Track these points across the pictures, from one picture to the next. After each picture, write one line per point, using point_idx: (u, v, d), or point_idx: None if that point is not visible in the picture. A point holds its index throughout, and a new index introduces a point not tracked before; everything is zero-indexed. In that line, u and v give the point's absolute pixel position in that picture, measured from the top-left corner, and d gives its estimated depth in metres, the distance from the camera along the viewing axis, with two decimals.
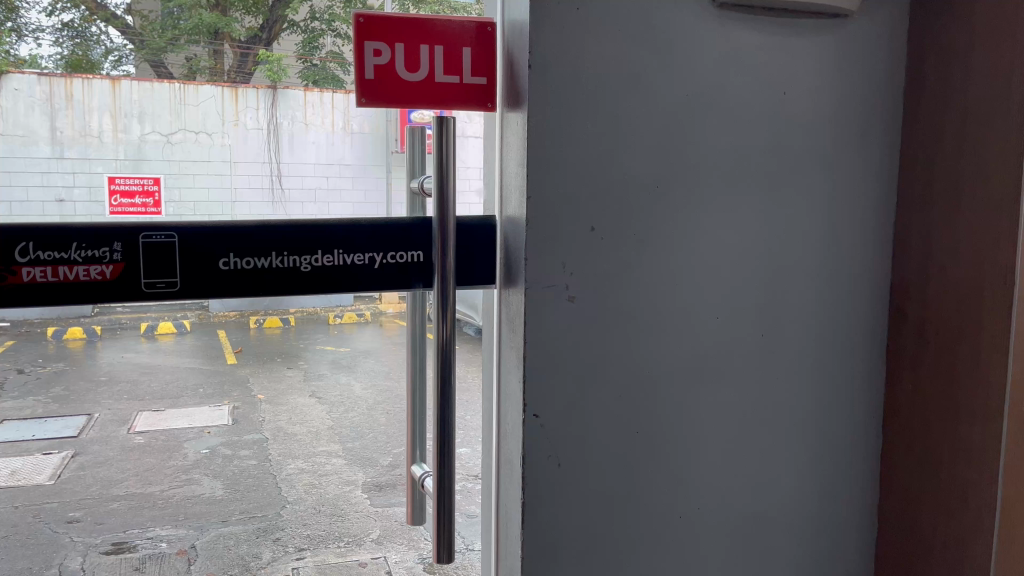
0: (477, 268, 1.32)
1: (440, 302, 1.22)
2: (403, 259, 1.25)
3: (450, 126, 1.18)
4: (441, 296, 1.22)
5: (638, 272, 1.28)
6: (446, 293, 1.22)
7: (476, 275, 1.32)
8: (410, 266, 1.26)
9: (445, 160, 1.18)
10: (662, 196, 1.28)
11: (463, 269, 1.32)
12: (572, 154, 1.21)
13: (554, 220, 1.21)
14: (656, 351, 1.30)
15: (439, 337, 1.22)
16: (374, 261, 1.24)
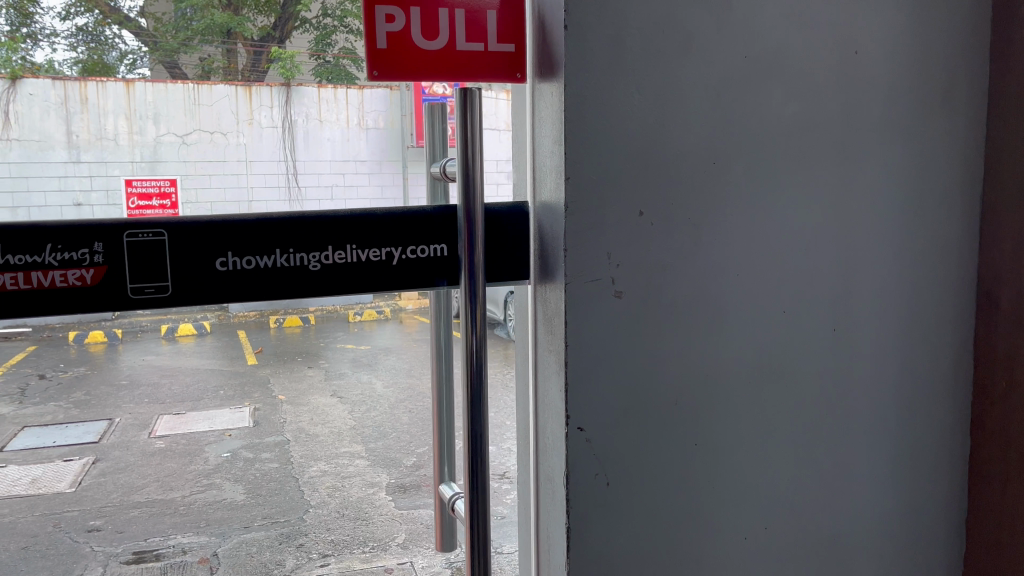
0: (509, 262, 1.17)
1: (469, 301, 1.07)
2: (424, 253, 1.10)
3: (474, 101, 1.03)
4: (469, 295, 1.07)
5: (693, 261, 1.12)
6: (475, 291, 1.07)
7: (507, 269, 1.17)
8: (434, 261, 1.11)
9: (469, 140, 1.03)
10: (718, 175, 1.12)
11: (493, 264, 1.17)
12: (616, 128, 1.05)
13: (598, 204, 1.05)
14: (713, 351, 1.15)
15: (468, 342, 1.07)
16: (392, 256, 1.09)
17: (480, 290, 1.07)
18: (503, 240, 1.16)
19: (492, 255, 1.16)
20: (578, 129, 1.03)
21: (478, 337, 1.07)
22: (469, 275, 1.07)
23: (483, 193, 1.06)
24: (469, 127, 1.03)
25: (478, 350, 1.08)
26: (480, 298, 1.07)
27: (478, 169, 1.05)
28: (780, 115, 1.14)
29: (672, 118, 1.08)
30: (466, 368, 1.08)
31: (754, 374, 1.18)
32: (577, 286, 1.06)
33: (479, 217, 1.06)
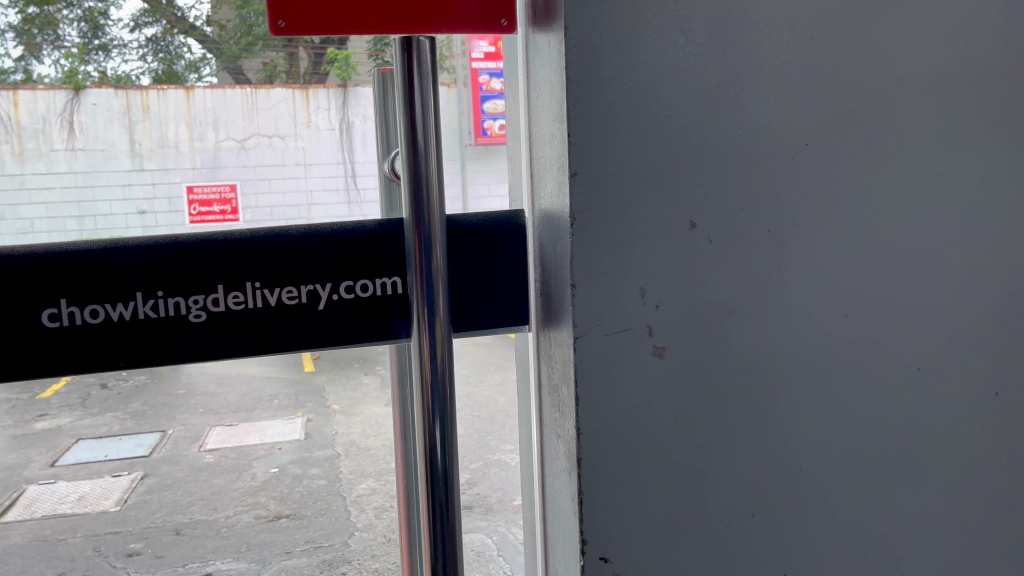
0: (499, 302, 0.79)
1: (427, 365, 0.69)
2: (367, 291, 0.75)
3: (420, 58, 0.66)
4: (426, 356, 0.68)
5: (776, 296, 0.73)
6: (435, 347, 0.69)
7: (500, 310, 0.79)
8: (382, 302, 0.76)
9: (415, 118, 0.66)
10: (813, 164, 0.73)
11: (479, 306, 0.79)
12: (648, 97, 0.68)
13: (623, 212, 0.68)
14: (808, 431, 0.76)
15: (426, 426, 0.69)
16: (319, 298, 0.75)
17: (444, 346, 0.69)
18: (493, 268, 0.78)
19: (478, 289, 0.78)
20: (589, 96, 0.66)
21: (443, 419, 0.69)
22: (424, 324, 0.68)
23: (443, 198, 0.69)
24: (415, 96, 0.66)
25: (445, 439, 0.70)
26: (443, 358, 0.69)
27: (434, 161, 0.68)
28: (906, 71, 0.74)
29: (739, 79, 0.70)
30: (424, 465, 0.70)
31: (871, 462, 0.78)
32: (593, 340, 0.68)
33: (439, 235, 0.69)
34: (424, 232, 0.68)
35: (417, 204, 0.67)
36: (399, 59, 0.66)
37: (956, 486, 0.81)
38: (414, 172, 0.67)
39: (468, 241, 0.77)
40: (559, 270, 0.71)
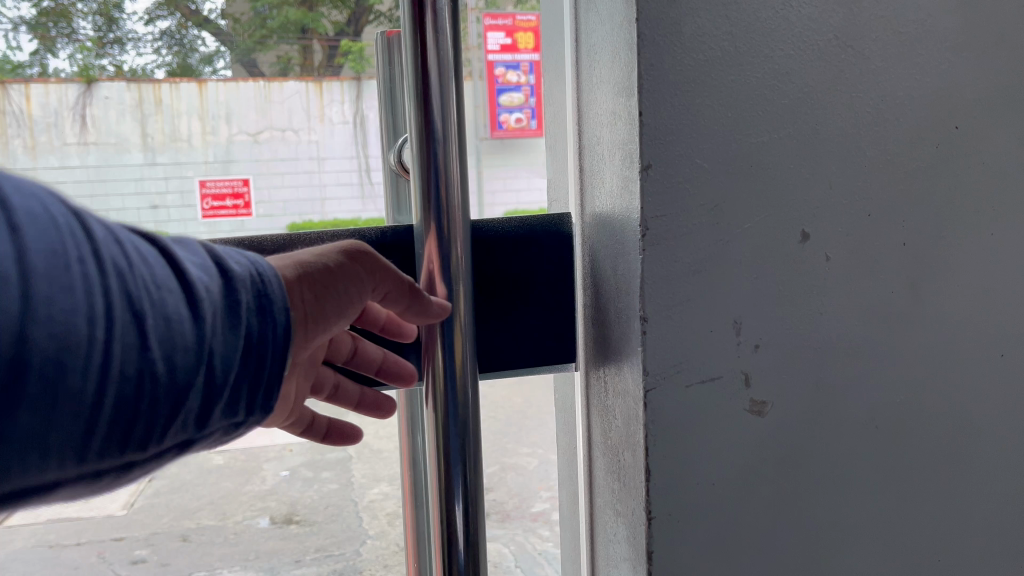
0: (538, 335, 0.61)
1: (443, 424, 0.48)
2: None
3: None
4: (444, 411, 0.48)
5: (916, 332, 0.54)
6: (456, 396, 0.48)
7: (541, 345, 0.61)
8: (386, 334, 0.58)
9: (430, 77, 0.45)
10: (966, 152, 0.53)
11: (512, 341, 0.61)
12: (747, 63, 0.49)
13: (712, 218, 0.50)
14: (952, 512, 0.56)
15: (443, 510, 0.48)
16: None
17: (467, 395, 0.48)
18: (532, 290, 0.60)
19: (511, 318, 0.60)
20: (668, 59, 0.48)
21: (467, 501, 0.48)
22: (437, 362, 0.48)
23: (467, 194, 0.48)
24: (430, 47, 0.45)
25: (470, 530, 0.49)
26: (468, 402, 0.48)
27: (457, 141, 0.47)
28: None
29: (871, 37, 0.51)
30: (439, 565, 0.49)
31: None
32: (669, 390, 0.50)
33: (464, 247, 0.48)
34: (443, 242, 0.47)
35: (432, 203, 0.46)
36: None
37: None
38: (428, 155, 0.46)
39: (497, 255, 0.59)
40: (621, 295, 0.52)
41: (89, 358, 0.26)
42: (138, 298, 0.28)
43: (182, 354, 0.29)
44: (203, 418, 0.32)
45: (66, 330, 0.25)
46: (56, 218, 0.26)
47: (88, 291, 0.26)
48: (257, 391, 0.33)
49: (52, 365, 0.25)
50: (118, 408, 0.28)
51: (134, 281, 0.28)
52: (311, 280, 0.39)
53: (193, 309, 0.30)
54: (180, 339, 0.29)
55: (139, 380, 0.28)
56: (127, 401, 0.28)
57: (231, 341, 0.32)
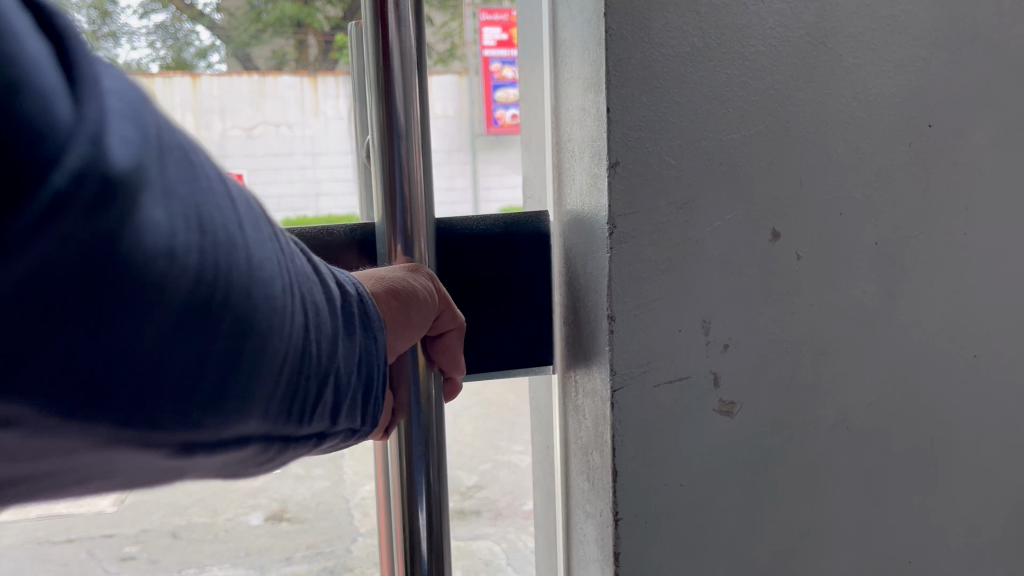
0: (511, 334, 0.60)
1: (407, 429, 0.47)
2: None
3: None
4: (406, 419, 0.46)
5: (889, 332, 0.53)
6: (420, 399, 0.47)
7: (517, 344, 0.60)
8: None
9: (392, 68, 0.44)
10: (941, 151, 0.53)
11: (485, 340, 0.60)
12: (717, 59, 0.48)
13: (681, 216, 0.49)
14: (926, 515, 0.56)
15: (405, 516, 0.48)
16: None
17: (430, 401, 0.47)
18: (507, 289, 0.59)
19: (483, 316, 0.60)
20: (641, 53, 0.47)
21: (430, 505, 0.48)
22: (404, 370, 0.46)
23: (430, 195, 0.47)
24: (393, 43, 0.44)
25: (433, 537, 0.48)
26: (430, 410, 0.47)
27: (419, 140, 0.46)
28: None
29: (846, 34, 0.50)
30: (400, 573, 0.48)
31: (1004, 552, 0.58)
32: (637, 390, 0.50)
33: (425, 248, 0.47)
34: (404, 243, 0.46)
35: (395, 202, 0.45)
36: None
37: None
38: (391, 150, 0.45)
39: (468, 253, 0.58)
40: (590, 293, 0.52)
41: (282, 326, 0.27)
42: (306, 280, 0.29)
43: (328, 344, 0.30)
44: (336, 415, 0.32)
45: (271, 294, 0.26)
46: (255, 206, 0.26)
47: (280, 265, 0.27)
48: (369, 395, 0.34)
49: (263, 325, 0.26)
50: (288, 386, 0.28)
51: (304, 268, 0.29)
52: (397, 289, 0.39)
53: (336, 302, 0.31)
54: (332, 327, 0.30)
55: (308, 360, 0.29)
56: (294, 378, 0.29)
57: (359, 341, 0.32)
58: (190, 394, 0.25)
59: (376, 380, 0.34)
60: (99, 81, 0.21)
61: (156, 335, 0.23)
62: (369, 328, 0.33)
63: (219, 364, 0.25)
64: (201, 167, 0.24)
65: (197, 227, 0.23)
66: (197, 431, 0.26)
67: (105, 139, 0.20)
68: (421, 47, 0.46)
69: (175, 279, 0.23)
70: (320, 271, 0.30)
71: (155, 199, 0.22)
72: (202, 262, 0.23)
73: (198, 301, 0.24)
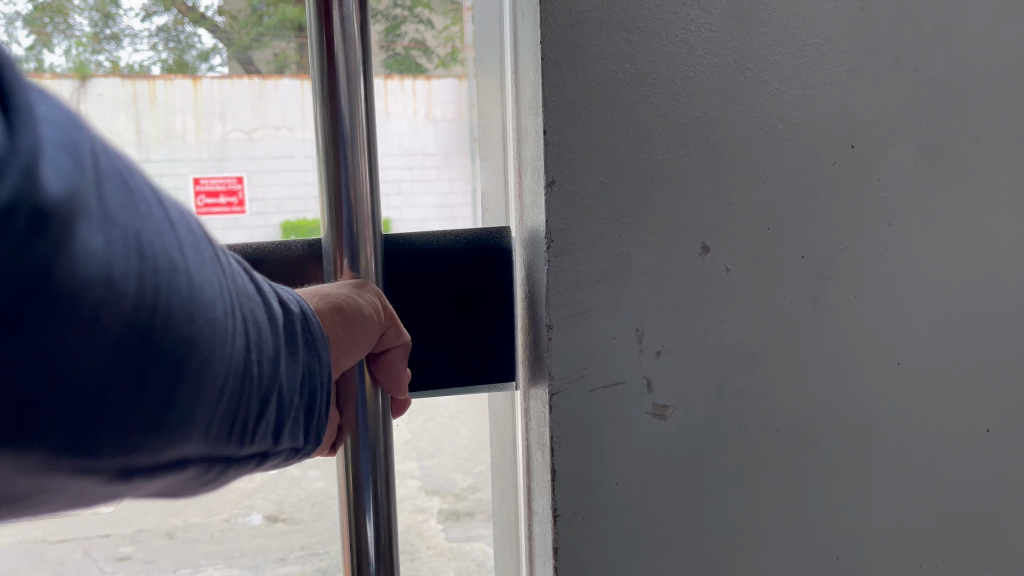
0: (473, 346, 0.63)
1: (355, 448, 0.50)
2: None
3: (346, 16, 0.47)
4: (354, 437, 0.49)
5: (815, 340, 0.57)
6: (368, 423, 0.50)
7: (476, 357, 0.63)
8: None
9: (338, 92, 0.47)
10: (864, 169, 0.56)
11: (449, 352, 0.63)
12: (648, 85, 0.52)
13: (615, 231, 0.52)
14: (852, 512, 0.59)
15: (354, 527, 0.51)
16: None
17: (377, 421, 0.50)
18: (466, 305, 0.62)
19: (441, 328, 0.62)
20: (574, 82, 0.50)
21: (378, 519, 0.51)
22: (352, 394, 0.49)
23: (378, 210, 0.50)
24: (338, 72, 0.47)
25: (381, 545, 0.51)
26: (377, 429, 0.50)
27: (364, 160, 0.49)
28: (983, 54, 0.57)
29: (770, 61, 0.54)
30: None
31: (929, 546, 0.61)
32: (575, 396, 0.53)
33: (371, 260, 0.50)
34: (350, 256, 0.49)
35: (341, 218, 0.48)
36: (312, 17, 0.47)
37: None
38: (336, 168, 0.48)
39: (426, 268, 0.61)
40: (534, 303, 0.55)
41: (223, 346, 0.29)
42: (250, 301, 0.31)
43: (272, 364, 0.32)
44: (279, 436, 0.35)
45: (211, 316, 0.29)
46: (197, 231, 0.29)
47: (223, 289, 0.30)
48: (314, 416, 0.36)
49: (200, 345, 0.28)
50: (230, 404, 0.31)
51: (248, 290, 0.31)
52: (340, 306, 0.41)
53: (282, 322, 0.33)
54: (274, 347, 0.32)
55: (251, 379, 0.31)
56: (237, 397, 0.31)
57: (305, 362, 0.35)
58: (130, 405, 0.28)
59: (321, 402, 0.36)
60: (40, 115, 0.24)
61: (97, 349, 0.26)
62: (316, 349, 0.35)
63: (160, 380, 0.28)
64: (142, 197, 0.27)
65: (135, 253, 0.26)
66: (142, 442, 0.29)
67: (40, 172, 0.23)
68: (367, 75, 0.49)
69: (110, 300, 0.26)
70: (267, 294, 0.33)
71: (93, 227, 0.25)
72: (139, 285, 0.26)
73: (136, 320, 0.26)
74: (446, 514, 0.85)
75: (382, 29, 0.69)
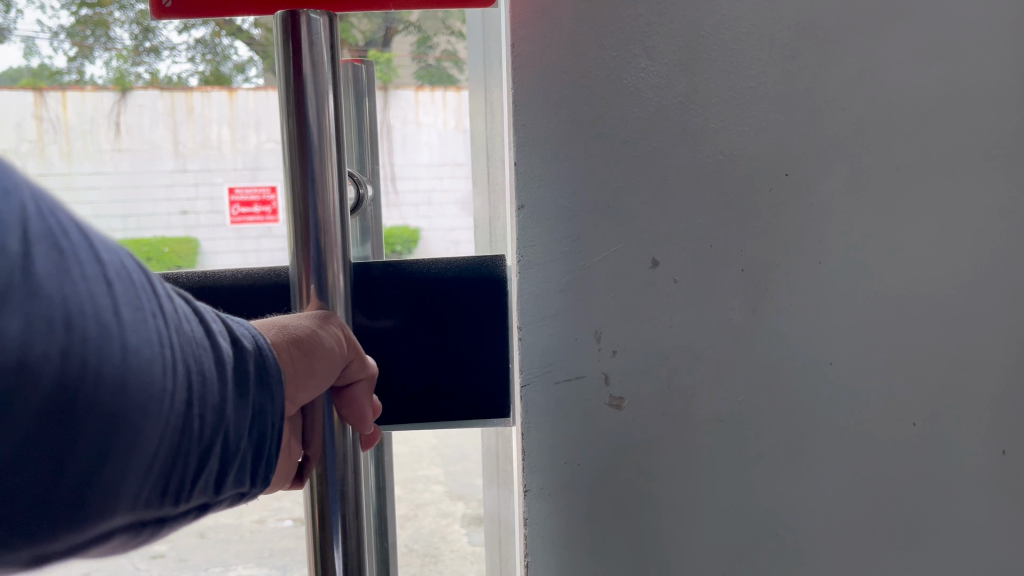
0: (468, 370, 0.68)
1: (322, 487, 0.49)
2: None
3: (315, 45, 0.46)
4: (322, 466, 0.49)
5: (754, 343, 0.65)
6: (336, 456, 0.49)
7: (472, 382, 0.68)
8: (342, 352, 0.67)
9: (308, 113, 0.46)
10: (799, 193, 0.65)
11: (447, 374, 0.68)
12: (604, 123, 0.61)
13: (574, 248, 0.61)
14: (790, 497, 0.67)
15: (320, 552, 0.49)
16: None
17: (345, 450, 0.50)
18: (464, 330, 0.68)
19: (436, 346, 0.68)
20: (540, 122, 0.60)
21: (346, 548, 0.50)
22: (317, 429, 0.48)
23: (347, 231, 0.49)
24: (307, 93, 0.46)
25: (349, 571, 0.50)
26: (339, 460, 0.49)
27: (332, 182, 0.48)
28: (905, 93, 0.65)
29: (710, 102, 0.62)
30: None
31: (863, 527, 0.69)
32: (541, 387, 0.62)
33: (340, 285, 0.48)
34: (317, 278, 0.47)
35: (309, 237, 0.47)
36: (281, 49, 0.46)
37: (978, 565, 0.71)
38: (304, 188, 0.47)
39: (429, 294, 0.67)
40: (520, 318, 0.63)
41: (160, 407, 0.28)
42: (194, 350, 0.30)
43: (214, 413, 0.31)
44: (218, 474, 0.33)
45: (146, 376, 0.27)
46: (134, 280, 0.27)
47: (162, 342, 0.28)
48: (259, 454, 0.35)
49: (134, 412, 0.27)
50: (166, 458, 0.30)
51: (191, 337, 0.30)
52: (300, 339, 0.41)
53: (229, 365, 0.32)
54: (219, 394, 0.31)
55: (190, 430, 0.30)
56: (176, 449, 0.30)
57: (251, 400, 0.34)
58: (55, 473, 0.26)
59: (272, 437, 0.35)
60: None
61: (14, 431, 0.24)
62: (265, 386, 0.35)
63: (91, 446, 0.26)
64: (76, 259, 0.25)
65: (62, 327, 0.24)
66: (72, 518, 0.27)
67: None
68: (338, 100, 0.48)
69: (33, 380, 0.23)
70: (214, 333, 0.31)
71: (12, 311, 0.22)
72: (65, 362, 0.24)
73: (60, 396, 0.24)
74: (469, 518, 1.02)
75: (414, 40, 0.84)
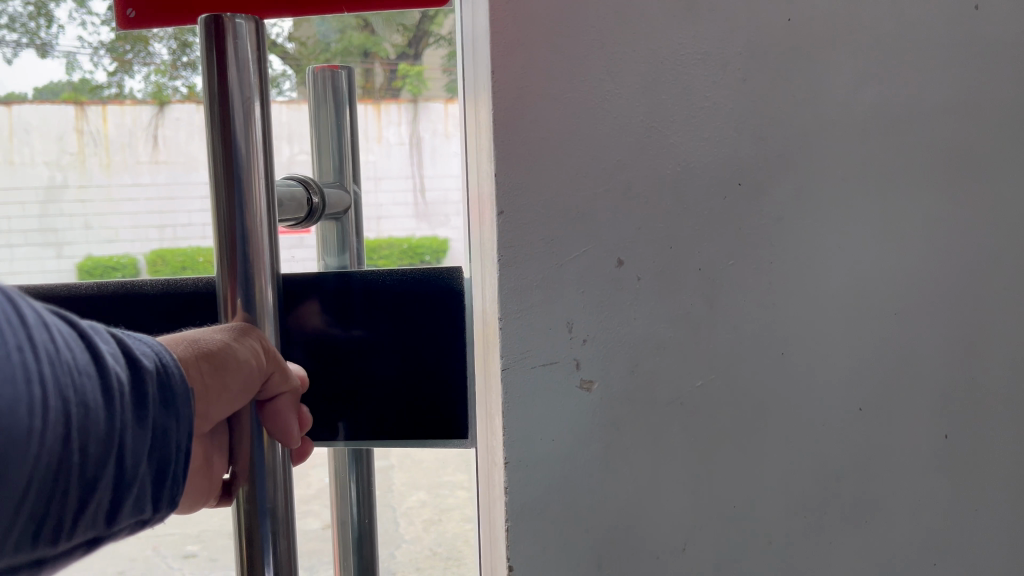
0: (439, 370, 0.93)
1: (253, 499, 0.65)
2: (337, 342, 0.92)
3: (243, 68, 0.62)
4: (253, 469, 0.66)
5: (711, 334, 0.73)
6: (266, 471, 0.66)
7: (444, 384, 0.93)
8: (350, 354, 0.93)
9: (234, 139, 0.63)
10: (750, 200, 0.73)
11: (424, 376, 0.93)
12: (574, 140, 0.69)
13: (549, 249, 0.70)
14: (746, 473, 0.75)
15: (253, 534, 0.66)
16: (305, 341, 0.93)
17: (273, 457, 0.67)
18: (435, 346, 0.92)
19: (417, 356, 0.93)
20: (517, 139, 0.69)
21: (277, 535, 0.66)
22: (245, 443, 0.66)
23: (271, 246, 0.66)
24: (233, 115, 0.62)
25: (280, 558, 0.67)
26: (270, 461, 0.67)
27: (257, 203, 0.64)
28: (847, 112, 0.73)
29: (669, 121, 0.71)
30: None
31: (814, 503, 0.76)
32: (519, 372, 0.71)
33: (263, 289, 0.65)
34: (242, 281, 0.64)
35: (235, 249, 0.63)
36: (209, 60, 0.62)
37: (920, 540, 0.78)
38: (231, 206, 0.63)
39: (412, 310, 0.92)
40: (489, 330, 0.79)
41: (46, 435, 0.40)
42: (86, 389, 0.43)
43: (102, 435, 0.44)
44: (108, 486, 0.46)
45: (37, 411, 0.39)
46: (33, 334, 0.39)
47: (53, 386, 0.40)
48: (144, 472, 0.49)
49: (25, 437, 0.38)
50: (58, 472, 0.42)
51: (85, 380, 0.43)
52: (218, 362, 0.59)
53: (119, 397, 0.45)
54: (107, 422, 0.44)
55: (80, 450, 0.43)
56: (69, 466, 0.42)
57: (142, 424, 0.48)
58: None
59: (164, 454, 0.50)
60: None
61: None
62: (155, 416, 0.49)
63: None
64: None
65: None
66: None
67: None
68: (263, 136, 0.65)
69: None
70: (108, 373, 0.45)
71: None
72: None
73: None
74: None
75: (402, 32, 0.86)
